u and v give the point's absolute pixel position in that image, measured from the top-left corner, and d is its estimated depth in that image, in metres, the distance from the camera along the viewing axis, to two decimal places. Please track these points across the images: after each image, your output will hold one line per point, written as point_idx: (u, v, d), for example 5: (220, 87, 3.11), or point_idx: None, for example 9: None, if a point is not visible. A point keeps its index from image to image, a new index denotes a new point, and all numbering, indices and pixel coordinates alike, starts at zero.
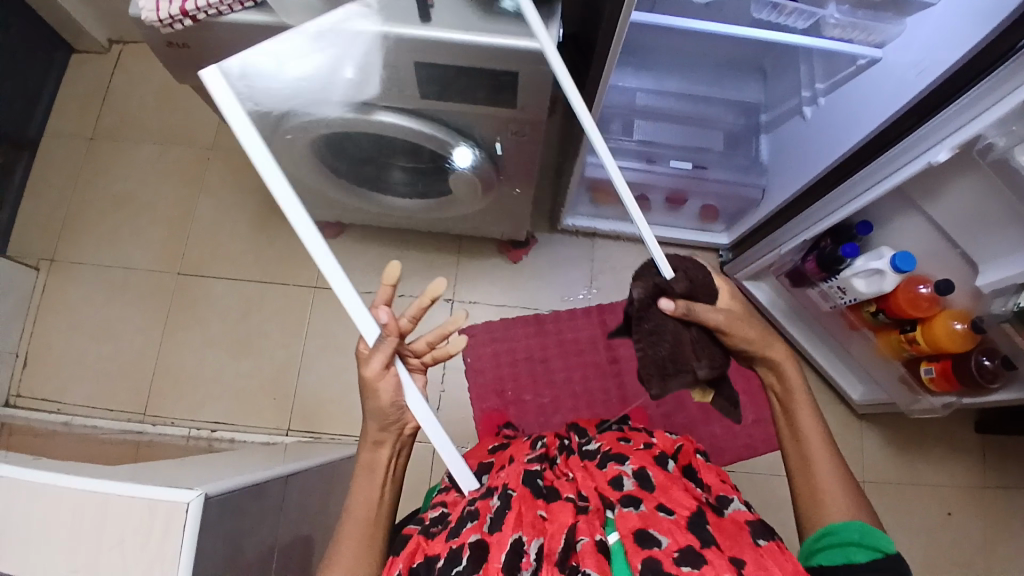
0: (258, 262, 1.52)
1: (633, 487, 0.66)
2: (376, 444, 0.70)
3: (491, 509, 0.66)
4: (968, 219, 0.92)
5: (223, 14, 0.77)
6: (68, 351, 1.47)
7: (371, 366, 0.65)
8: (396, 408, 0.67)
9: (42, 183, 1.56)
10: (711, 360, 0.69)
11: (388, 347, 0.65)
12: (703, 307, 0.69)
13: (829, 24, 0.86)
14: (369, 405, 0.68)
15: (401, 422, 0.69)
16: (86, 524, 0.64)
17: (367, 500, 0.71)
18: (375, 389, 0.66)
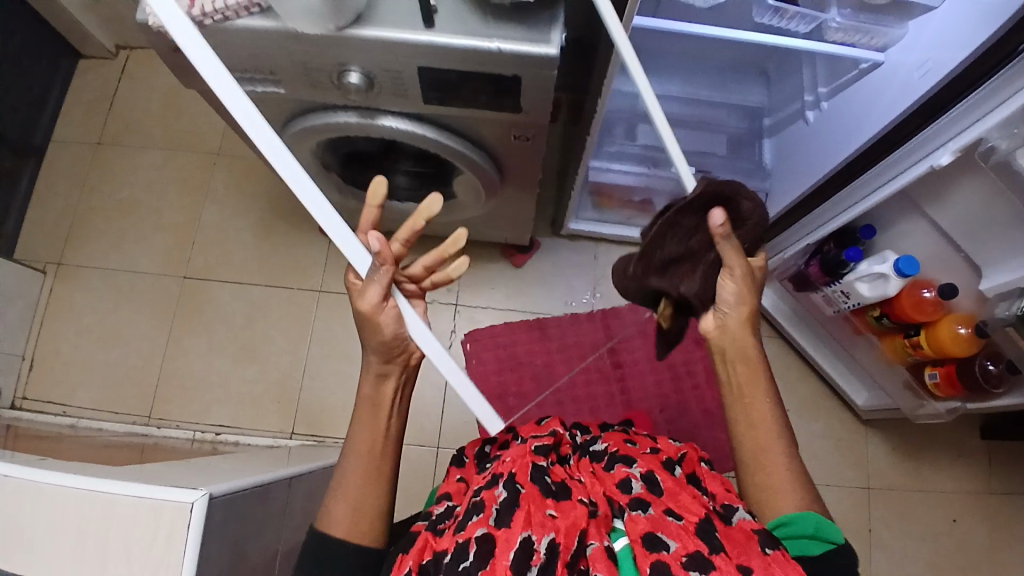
0: (263, 267, 1.53)
1: (642, 490, 0.66)
2: (380, 377, 0.69)
3: (497, 499, 0.62)
4: (973, 222, 0.92)
5: (229, 19, 0.72)
6: (75, 354, 1.48)
7: (366, 298, 0.65)
8: (400, 340, 0.67)
9: (49, 187, 1.58)
10: (700, 287, 0.73)
11: (382, 277, 0.64)
12: (742, 248, 0.70)
13: (831, 28, 0.86)
14: (368, 340, 0.67)
15: (405, 351, 0.68)
16: (91, 525, 0.64)
17: (371, 432, 0.68)
18: (375, 323, 0.65)
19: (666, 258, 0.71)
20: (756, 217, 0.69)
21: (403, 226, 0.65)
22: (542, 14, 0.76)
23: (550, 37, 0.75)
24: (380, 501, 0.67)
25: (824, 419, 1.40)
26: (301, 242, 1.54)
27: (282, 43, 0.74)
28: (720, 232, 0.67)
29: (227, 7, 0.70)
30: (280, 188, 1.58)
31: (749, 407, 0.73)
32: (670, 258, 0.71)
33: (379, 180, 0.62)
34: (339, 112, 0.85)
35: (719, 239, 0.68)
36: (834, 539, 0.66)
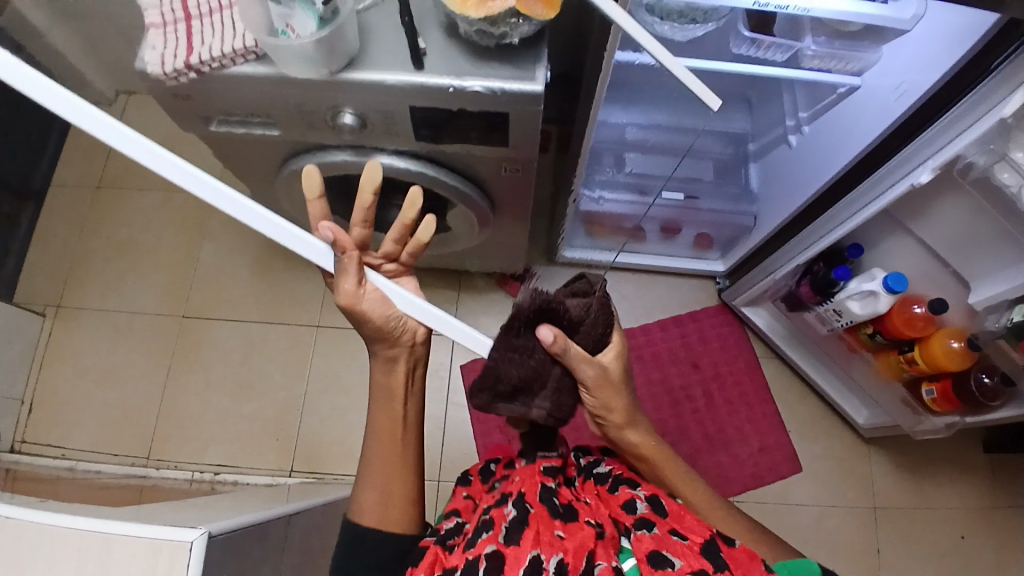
0: (260, 303, 1.54)
1: (646, 510, 0.65)
2: (390, 364, 0.70)
3: (506, 518, 0.63)
4: (956, 237, 0.94)
5: (226, 66, 0.74)
6: (73, 396, 1.48)
7: (344, 287, 0.63)
8: (392, 321, 0.66)
9: (48, 231, 1.60)
10: (555, 403, 0.67)
11: (351, 265, 0.62)
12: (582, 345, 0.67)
13: (807, 56, 0.88)
14: (364, 329, 0.66)
15: (407, 330, 0.68)
16: (90, 566, 0.64)
17: (389, 419, 0.70)
18: (359, 310, 0.64)
19: (507, 386, 0.63)
20: (586, 311, 0.66)
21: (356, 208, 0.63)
22: (528, 51, 0.79)
23: (534, 74, 0.77)
24: (405, 489, 0.69)
25: (826, 438, 1.39)
26: (298, 279, 1.55)
27: (277, 88, 0.77)
28: (555, 349, 0.63)
29: (224, 55, 0.72)
30: None
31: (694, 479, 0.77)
32: (512, 387, 0.63)
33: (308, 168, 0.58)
34: (331, 151, 0.88)
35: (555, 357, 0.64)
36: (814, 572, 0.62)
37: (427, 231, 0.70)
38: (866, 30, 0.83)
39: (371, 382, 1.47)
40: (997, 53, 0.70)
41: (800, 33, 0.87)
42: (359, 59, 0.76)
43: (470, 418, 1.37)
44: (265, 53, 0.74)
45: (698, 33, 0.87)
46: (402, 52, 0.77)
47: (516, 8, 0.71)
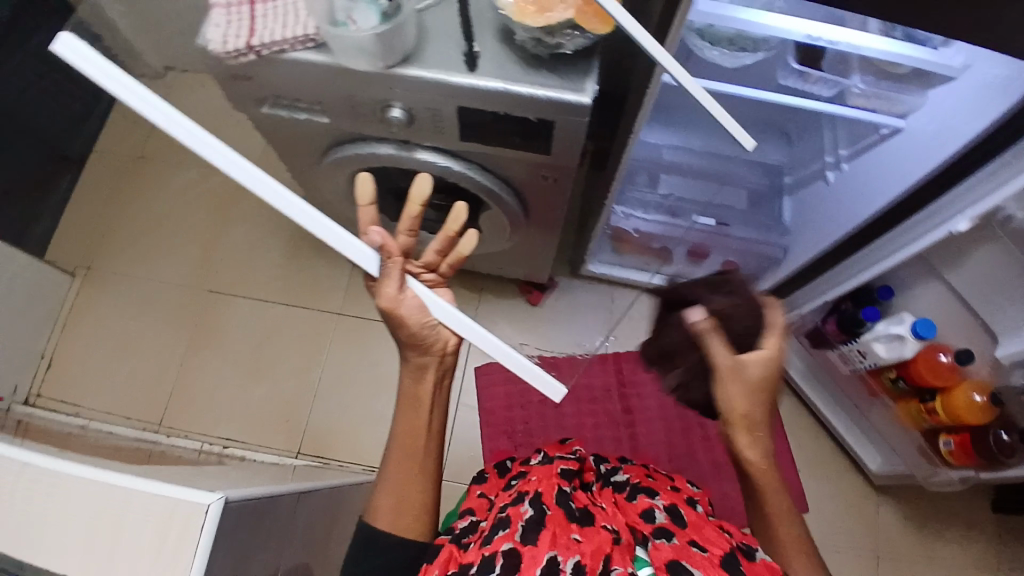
0: (285, 286, 1.56)
1: (665, 521, 0.66)
2: (419, 372, 0.69)
3: (522, 516, 0.63)
4: (989, 288, 0.93)
5: (285, 51, 0.77)
6: (95, 356, 1.51)
7: (387, 293, 0.63)
8: (428, 328, 0.66)
9: (88, 195, 1.65)
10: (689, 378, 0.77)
11: (394, 271, 0.63)
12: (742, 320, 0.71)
13: (854, 93, 0.89)
14: (397, 334, 0.67)
15: (440, 339, 0.68)
16: (108, 518, 0.66)
17: (413, 424, 0.70)
18: (399, 316, 0.64)
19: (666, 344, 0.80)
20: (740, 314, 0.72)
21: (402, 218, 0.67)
22: (579, 63, 0.80)
23: (583, 86, 0.78)
24: (421, 497, 0.69)
25: (836, 480, 1.37)
26: (324, 266, 1.57)
27: (330, 76, 0.79)
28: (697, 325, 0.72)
29: (286, 40, 0.75)
30: None
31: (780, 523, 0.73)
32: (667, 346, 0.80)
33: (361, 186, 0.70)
34: (377, 143, 0.90)
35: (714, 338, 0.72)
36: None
37: (468, 243, 0.73)
38: (914, 74, 0.83)
39: (385, 375, 1.49)
40: None
41: (848, 70, 0.87)
42: (412, 56, 0.78)
43: (479, 421, 1.38)
44: (324, 42, 0.77)
45: (746, 61, 0.88)
46: (455, 54, 0.79)
47: (574, 20, 0.75)
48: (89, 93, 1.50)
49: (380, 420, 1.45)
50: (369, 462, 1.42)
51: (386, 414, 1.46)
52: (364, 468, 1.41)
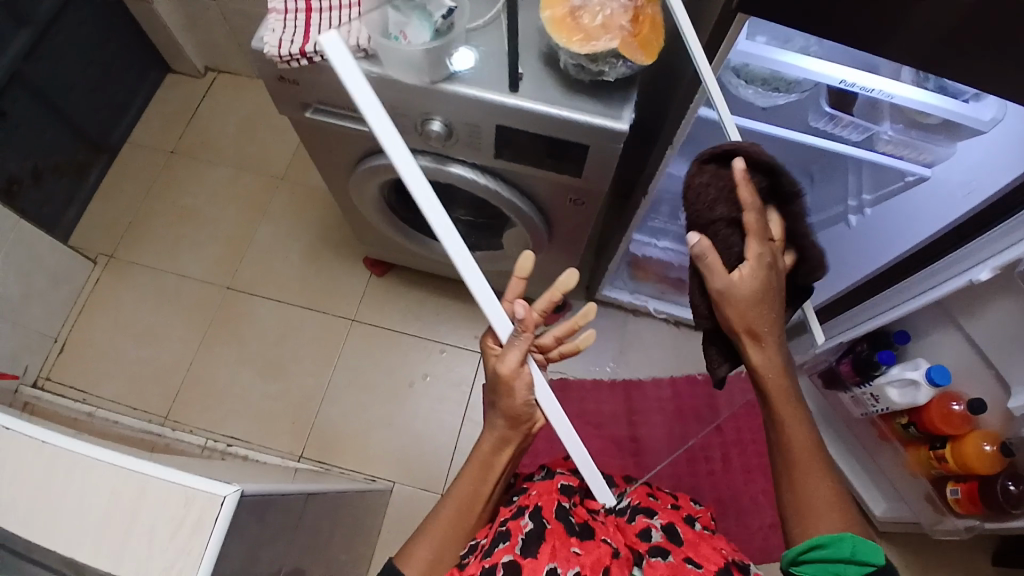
0: (303, 288, 1.58)
1: (661, 539, 0.69)
2: (500, 443, 0.68)
3: (522, 530, 0.65)
4: (1004, 339, 0.94)
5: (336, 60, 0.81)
6: (110, 343, 1.53)
7: (506, 364, 0.61)
8: (526, 407, 0.65)
9: (117, 185, 1.68)
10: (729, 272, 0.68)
11: (523, 343, 0.61)
12: (748, 199, 0.67)
13: (882, 139, 0.91)
14: (498, 403, 0.65)
15: (530, 420, 0.67)
16: (125, 501, 0.66)
17: (474, 489, 0.69)
18: (511, 388, 0.63)
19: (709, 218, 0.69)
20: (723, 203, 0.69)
21: (544, 299, 0.64)
22: (618, 92, 0.84)
23: (620, 113, 0.82)
24: (456, 558, 0.67)
25: None
26: (343, 271, 1.60)
27: None
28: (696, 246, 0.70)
29: None
30: (333, 218, 1.66)
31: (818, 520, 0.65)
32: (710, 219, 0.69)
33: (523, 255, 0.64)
34: None
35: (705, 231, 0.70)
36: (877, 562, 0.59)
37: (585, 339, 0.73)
38: (942, 124, 0.85)
39: (395, 384, 1.50)
40: None
41: (878, 117, 0.89)
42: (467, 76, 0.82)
43: None
44: None
45: (779, 101, 0.91)
46: (499, 72, 0.82)
47: (619, 50, 0.78)
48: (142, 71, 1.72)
49: (385, 429, 1.45)
50: (370, 472, 1.41)
51: (391, 422, 1.46)
52: (367, 477, 1.40)
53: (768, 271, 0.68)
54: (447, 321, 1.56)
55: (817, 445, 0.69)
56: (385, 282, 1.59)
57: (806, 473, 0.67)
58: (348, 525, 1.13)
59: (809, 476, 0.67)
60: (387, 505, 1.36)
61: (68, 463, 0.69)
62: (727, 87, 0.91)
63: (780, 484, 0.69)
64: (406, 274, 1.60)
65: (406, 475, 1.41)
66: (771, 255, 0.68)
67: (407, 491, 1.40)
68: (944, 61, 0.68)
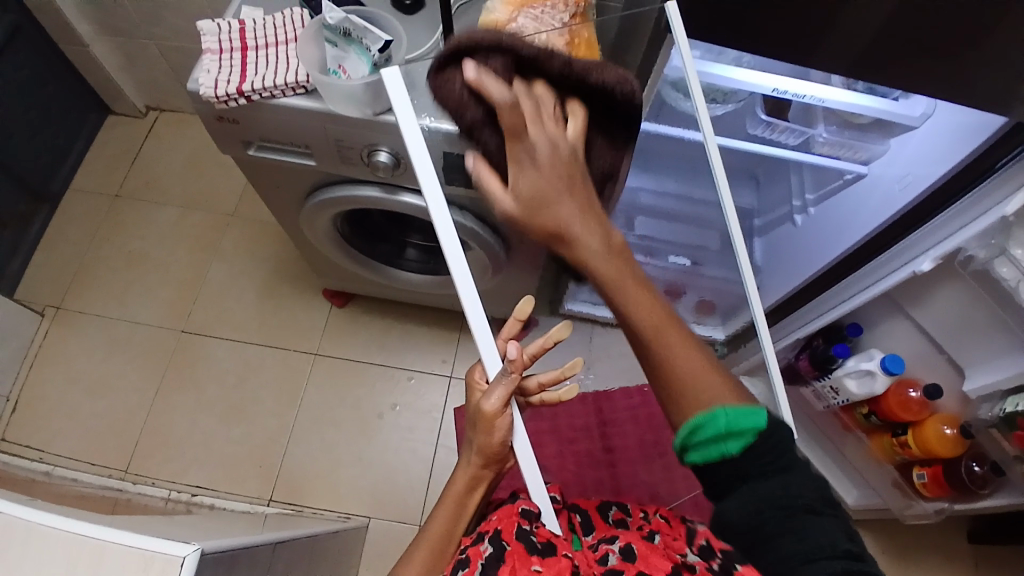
0: (262, 326, 1.55)
1: (617, 562, 0.64)
2: (473, 481, 0.69)
3: (482, 554, 0.63)
4: (951, 324, 0.98)
5: (275, 97, 0.80)
6: (61, 399, 1.46)
7: (491, 401, 0.61)
8: (502, 447, 0.65)
9: (60, 233, 1.62)
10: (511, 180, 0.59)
11: (509, 384, 0.61)
12: (498, 91, 0.58)
13: (818, 142, 0.94)
14: (475, 440, 0.65)
15: (502, 460, 0.67)
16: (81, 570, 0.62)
17: (447, 529, 0.70)
18: (491, 425, 0.62)
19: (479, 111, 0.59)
20: (478, 105, 0.59)
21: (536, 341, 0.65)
22: None
23: None
24: None
25: None
26: (303, 306, 1.57)
27: (321, 121, 0.82)
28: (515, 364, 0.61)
29: (276, 86, 0.79)
30: (289, 252, 1.62)
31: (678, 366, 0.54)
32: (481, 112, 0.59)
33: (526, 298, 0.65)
34: (361, 186, 0.93)
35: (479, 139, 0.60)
36: (758, 425, 0.52)
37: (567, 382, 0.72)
38: (875, 123, 0.90)
39: (363, 417, 1.47)
40: (1005, 150, 0.75)
41: (812, 120, 0.94)
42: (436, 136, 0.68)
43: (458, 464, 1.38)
44: (314, 89, 0.81)
45: (718, 113, 0.94)
46: None
47: None
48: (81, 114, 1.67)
49: (356, 464, 1.42)
50: (344, 509, 1.38)
51: (363, 457, 1.43)
52: (341, 515, 1.36)
53: (560, 154, 0.57)
54: (414, 348, 1.54)
55: (670, 317, 0.57)
56: (347, 312, 1.57)
57: (670, 347, 0.55)
58: (326, 566, 1.09)
59: (663, 335, 0.55)
60: (363, 541, 1.33)
61: (10, 532, 0.64)
62: None
63: (655, 378, 0.56)
64: (367, 303, 1.58)
65: (381, 509, 1.38)
66: (566, 134, 0.59)
67: (384, 525, 1.37)
68: (867, 69, 0.72)
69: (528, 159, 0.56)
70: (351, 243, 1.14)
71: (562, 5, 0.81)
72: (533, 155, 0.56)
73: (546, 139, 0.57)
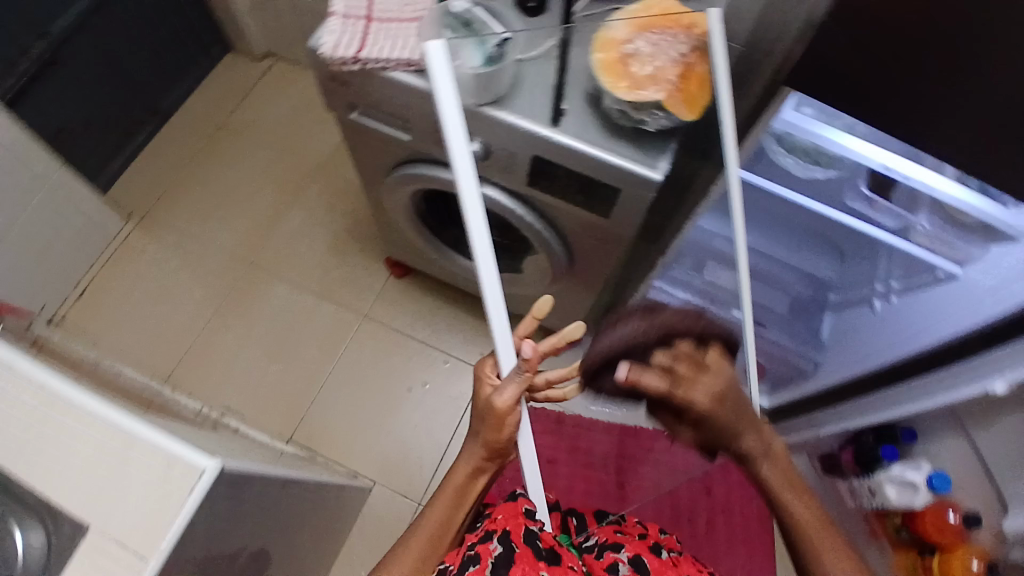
0: (323, 277, 1.61)
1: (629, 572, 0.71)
2: (476, 472, 0.68)
3: (491, 553, 0.64)
4: (1010, 452, 0.91)
5: (386, 69, 0.84)
6: (129, 297, 1.57)
7: (503, 397, 0.61)
8: (509, 441, 0.65)
9: (165, 147, 1.74)
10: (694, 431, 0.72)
11: (522, 381, 0.62)
12: (654, 379, 0.66)
13: (918, 231, 0.91)
14: (482, 433, 0.65)
15: (506, 452, 0.67)
16: (99, 474, 0.65)
17: (444, 521, 0.68)
18: (502, 420, 0.63)
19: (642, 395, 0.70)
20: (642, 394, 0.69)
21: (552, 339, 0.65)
22: (657, 139, 0.84)
23: (656, 163, 0.84)
24: None
25: None
26: (365, 269, 1.62)
27: (423, 100, 0.85)
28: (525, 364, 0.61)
29: (389, 59, 0.82)
30: (363, 215, 1.68)
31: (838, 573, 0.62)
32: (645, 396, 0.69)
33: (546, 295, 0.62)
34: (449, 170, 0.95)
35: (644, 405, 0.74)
36: None
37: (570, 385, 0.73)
38: (980, 225, 0.83)
39: (393, 387, 1.50)
40: None
41: (915, 207, 0.90)
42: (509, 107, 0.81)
43: None
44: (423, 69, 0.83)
45: (817, 175, 0.92)
46: (545, 103, 0.85)
47: (662, 102, 0.77)
48: (207, 45, 1.79)
49: (376, 429, 1.46)
50: (353, 467, 1.41)
51: (382, 424, 1.47)
52: (348, 471, 1.38)
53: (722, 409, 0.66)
54: (457, 335, 1.56)
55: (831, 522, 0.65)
56: (403, 285, 1.61)
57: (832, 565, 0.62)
58: (321, 516, 1.12)
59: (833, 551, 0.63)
60: (364, 503, 1.36)
61: (41, 399, 0.66)
62: (767, 150, 0.93)
63: None
64: (424, 280, 1.62)
65: (388, 478, 1.41)
66: (723, 385, 0.66)
67: (386, 494, 1.40)
68: (985, 165, 0.68)
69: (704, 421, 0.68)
70: (424, 222, 1.18)
71: (682, 34, 0.75)
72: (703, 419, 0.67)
73: (715, 398, 0.66)
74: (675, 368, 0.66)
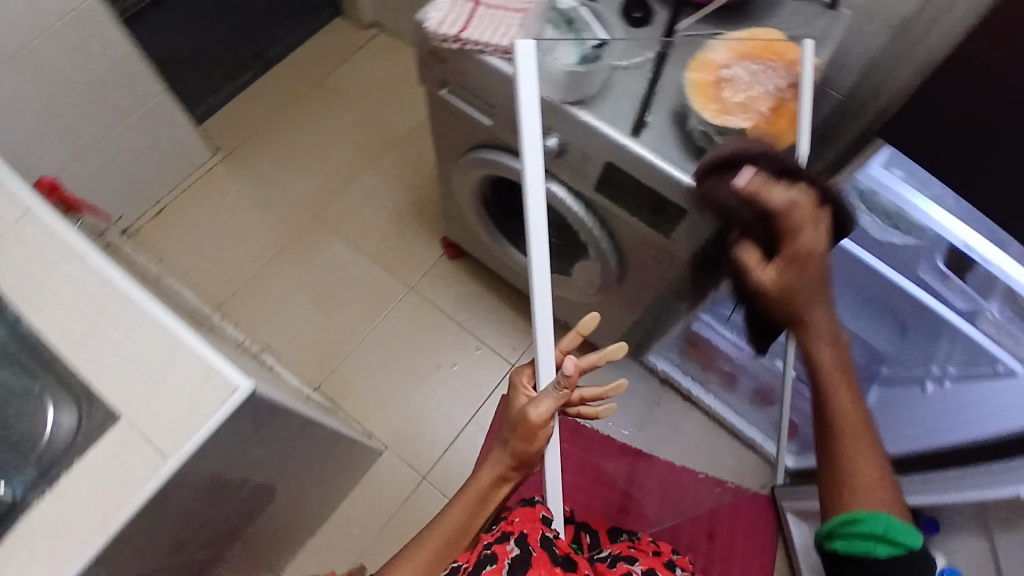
0: (380, 243, 1.66)
1: None
2: (499, 480, 0.69)
3: (508, 554, 0.65)
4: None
5: (483, 52, 0.86)
6: (201, 223, 1.66)
7: (537, 411, 0.63)
8: (538, 452, 0.67)
9: (262, 92, 1.83)
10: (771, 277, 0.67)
11: (558, 396, 0.63)
12: (779, 196, 0.65)
13: (987, 318, 0.90)
14: (513, 444, 0.66)
15: (531, 463, 0.68)
16: (140, 371, 0.67)
17: (461, 522, 0.69)
18: (534, 434, 0.64)
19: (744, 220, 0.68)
20: (748, 212, 0.67)
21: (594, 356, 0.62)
22: None
23: None
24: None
25: None
26: (421, 244, 1.66)
27: (511, 89, 0.86)
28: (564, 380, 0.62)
29: (488, 43, 0.85)
30: (429, 192, 1.72)
31: (854, 461, 0.62)
32: (748, 216, 0.67)
33: (592, 314, 0.62)
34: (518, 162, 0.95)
35: (733, 239, 0.71)
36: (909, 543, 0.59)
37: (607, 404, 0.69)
38: None
39: (422, 362, 1.53)
40: None
41: (990, 294, 0.90)
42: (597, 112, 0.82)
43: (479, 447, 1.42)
44: None
45: (894, 240, 0.94)
46: (628, 114, 0.83)
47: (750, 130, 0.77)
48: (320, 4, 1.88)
49: (398, 398, 1.49)
50: (369, 429, 1.45)
51: (405, 395, 1.50)
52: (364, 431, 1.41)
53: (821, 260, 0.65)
54: (495, 325, 1.58)
55: (867, 421, 0.65)
56: (453, 267, 1.64)
57: (850, 450, 0.63)
58: (329, 466, 1.15)
59: (857, 442, 0.63)
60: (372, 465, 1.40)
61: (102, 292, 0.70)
62: None
63: (848, 491, 0.61)
64: (474, 267, 1.64)
65: (400, 447, 1.44)
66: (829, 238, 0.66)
67: (395, 461, 1.43)
68: None
69: (798, 262, 0.64)
70: (488, 210, 1.20)
71: (781, 69, 0.80)
72: (801, 257, 0.64)
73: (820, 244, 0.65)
74: (799, 201, 0.65)
